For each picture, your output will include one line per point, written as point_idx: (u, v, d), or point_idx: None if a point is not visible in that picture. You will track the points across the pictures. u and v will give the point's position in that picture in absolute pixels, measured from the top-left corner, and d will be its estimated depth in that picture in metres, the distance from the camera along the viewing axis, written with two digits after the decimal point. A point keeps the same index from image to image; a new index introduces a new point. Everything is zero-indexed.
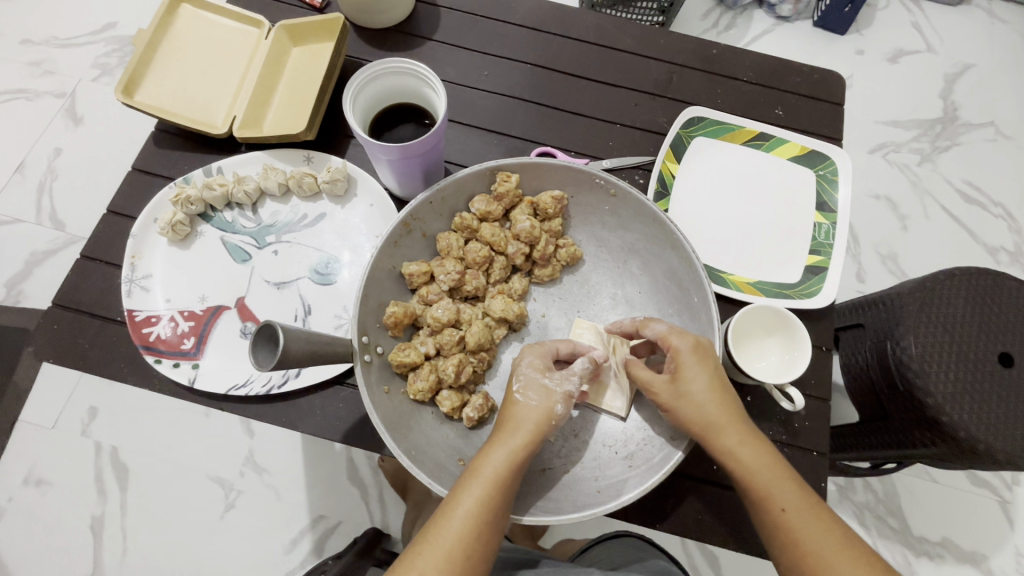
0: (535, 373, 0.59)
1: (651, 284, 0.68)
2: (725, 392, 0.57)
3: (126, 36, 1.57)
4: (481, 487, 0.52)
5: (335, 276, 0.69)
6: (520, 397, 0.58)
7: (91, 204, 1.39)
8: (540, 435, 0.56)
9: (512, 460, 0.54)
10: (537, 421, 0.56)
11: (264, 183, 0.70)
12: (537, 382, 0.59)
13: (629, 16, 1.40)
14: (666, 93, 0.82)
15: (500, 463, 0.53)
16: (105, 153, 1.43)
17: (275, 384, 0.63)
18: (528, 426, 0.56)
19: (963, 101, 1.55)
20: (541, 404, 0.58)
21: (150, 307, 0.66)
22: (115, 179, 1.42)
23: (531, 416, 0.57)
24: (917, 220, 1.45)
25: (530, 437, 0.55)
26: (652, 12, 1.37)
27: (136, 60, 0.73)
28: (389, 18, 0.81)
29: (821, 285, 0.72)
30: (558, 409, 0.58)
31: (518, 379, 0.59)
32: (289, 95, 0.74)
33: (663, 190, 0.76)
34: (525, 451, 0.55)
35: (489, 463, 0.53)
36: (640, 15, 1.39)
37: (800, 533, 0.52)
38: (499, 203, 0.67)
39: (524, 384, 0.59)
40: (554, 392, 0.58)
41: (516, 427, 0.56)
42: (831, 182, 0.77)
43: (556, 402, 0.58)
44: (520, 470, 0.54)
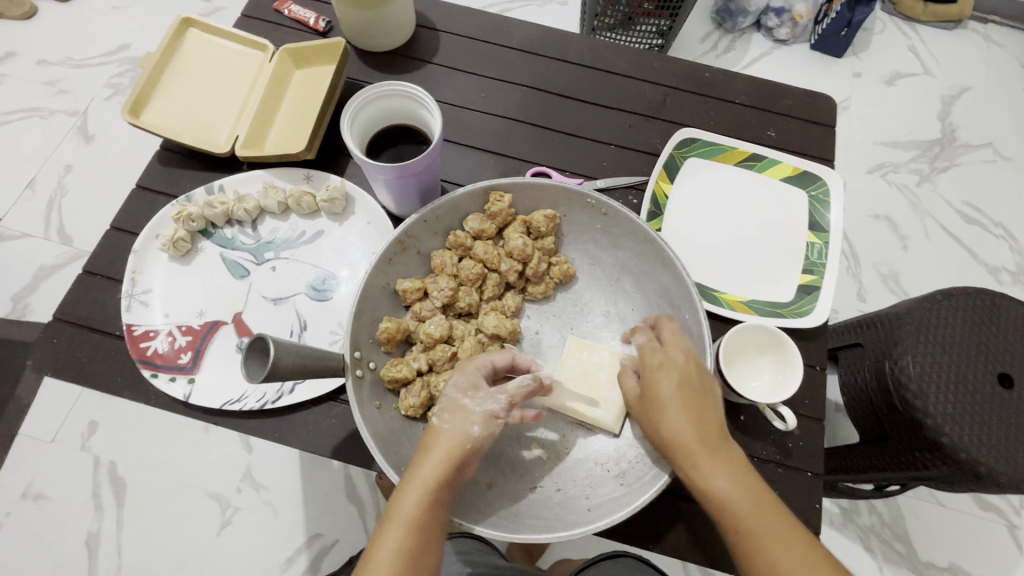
0: (457, 396, 0.56)
1: (644, 302, 0.68)
2: (705, 407, 0.55)
3: (138, 57, 1.62)
4: (399, 531, 0.49)
5: (331, 292, 0.70)
6: (436, 423, 0.55)
7: (100, 220, 1.42)
8: (453, 467, 0.52)
9: (425, 497, 0.50)
10: (449, 448, 0.53)
11: (264, 201, 0.72)
12: (456, 405, 0.55)
13: (629, 39, 1.57)
14: (660, 114, 0.84)
15: (412, 504, 0.50)
16: (117, 171, 1.47)
17: (269, 399, 0.64)
18: (443, 456, 0.52)
19: (961, 122, 1.57)
20: (456, 428, 0.54)
21: (149, 322, 0.67)
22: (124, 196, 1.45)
23: (447, 446, 0.53)
24: (918, 240, 1.46)
25: (441, 470, 0.51)
26: (651, 37, 1.55)
27: (143, 82, 0.75)
28: (389, 42, 0.84)
29: (814, 304, 0.72)
30: (474, 431, 0.54)
31: (439, 403, 0.56)
32: (291, 116, 0.77)
33: (656, 210, 0.77)
34: (437, 484, 0.51)
35: (402, 504, 0.50)
36: (640, 38, 1.57)
37: (775, 558, 0.50)
38: (493, 221, 0.68)
39: (442, 409, 0.56)
40: (471, 412, 0.55)
41: (427, 458, 0.52)
42: (823, 203, 0.78)
43: (472, 424, 0.54)
44: (436, 505, 0.50)
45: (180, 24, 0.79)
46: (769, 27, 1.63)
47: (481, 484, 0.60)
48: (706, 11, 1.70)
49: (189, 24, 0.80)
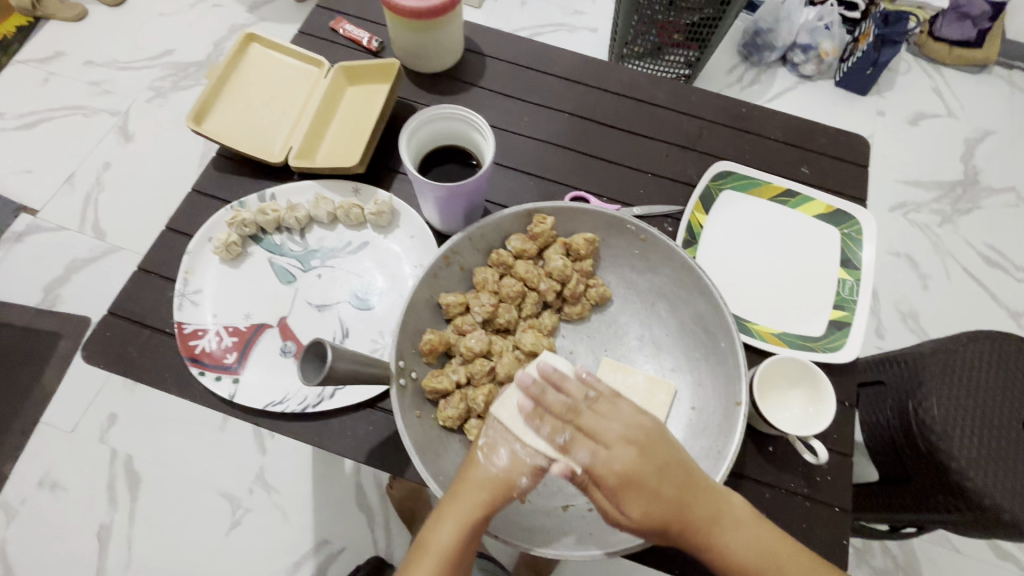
0: (503, 436, 0.58)
1: (678, 328, 0.69)
2: (653, 448, 0.54)
3: (181, 62, 1.68)
4: (432, 563, 0.53)
5: (374, 302, 0.73)
6: (479, 459, 0.57)
7: (134, 217, 1.47)
8: (491, 507, 0.54)
9: (461, 536, 0.53)
10: (489, 488, 0.55)
11: (314, 211, 0.75)
12: (503, 448, 0.57)
13: (657, 68, 1.61)
14: (696, 146, 0.86)
15: (447, 540, 0.53)
16: (154, 171, 1.52)
17: (310, 403, 0.65)
18: (482, 497, 0.54)
19: (983, 165, 1.58)
20: (502, 470, 0.56)
21: (198, 321, 0.69)
22: (159, 195, 1.49)
23: (488, 488, 0.55)
24: (938, 280, 1.46)
25: (477, 513, 0.54)
26: (680, 66, 1.59)
27: (207, 91, 0.79)
28: (438, 64, 0.88)
29: (844, 340, 0.73)
30: (523, 481, 0.56)
31: (484, 439, 0.58)
32: (343, 130, 0.80)
33: (691, 239, 0.79)
34: (473, 526, 0.53)
35: (436, 538, 0.53)
36: (668, 68, 1.61)
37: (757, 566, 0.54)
38: (534, 241, 0.69)
39: (488, 445, 0.58)
40: (521, 462, 0.56)
41: (462, 496, 0.55)
42: (855, 241, 0.79)
43: (519, 473, 0.56)
44: (469, 542, 0.54)
45: (243, 40, 0.83)
46: (795, 63, 1.67)
47: (515, 499, 0.62)
48: (732, 44, 1.73)
49: (252, 39, 0.84)
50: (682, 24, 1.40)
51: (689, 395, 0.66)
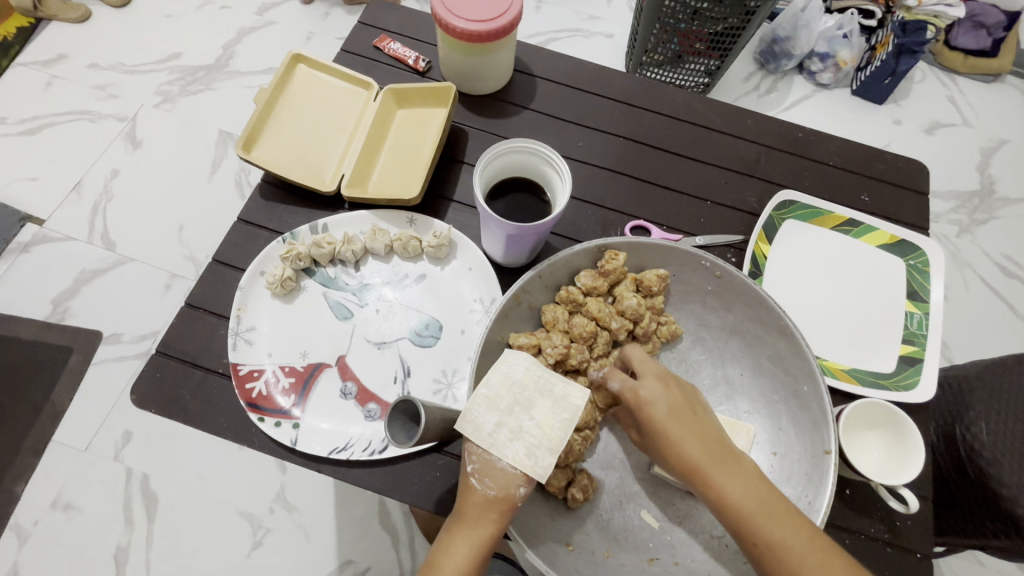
0: (490, 455, 0.52)
1: (753, 368, 0.67)
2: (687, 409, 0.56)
3: (188, 65, 1.63)
4: None
5: (434, 338, 0.70)
6: (474, 485, 0.52)
7: (144, 226, 1.42)
8: (502, 524, 0.52)
9: (473, 555, 0.50)
10: (494, 509, 0.51)
11: (370, 243, 0.72)
12: (494, 469, 0.52)
13: (677, 76, 1.58)
14: (754, 172, 0.84)
15: (461, 560, 0.50)
16: (164, 178, 1.47)
17: (376, 449, 0.63)
18: (489, 520, 0.51)
19: (999, 174, 1.58)
20: (499, 488, 0.51)
21: (253, 361, 0.66)
22: (169, 203, 1.45)
23: (491, 510, 0.51)
24: (956, 291, 1.46)
25: (489, 531, 0.51)
26: (699, 75, 1.55)
27: (254, 116, 0.75)
28: (487, 86, 0.85)
29: (918, 377, 0.71)
30: (521, 492, 0.51)
31: (471, 460, 0.53)
32: (395, 157, 0.78)
33: (757, 270, 0.77)
34: (488, 541, 0.51)
35: (450, 561, 0.50)
36: (688, 76, 1.57)
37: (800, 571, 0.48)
38: (605, 278, 0.67)
39: (479, 468, 0.52)
40: (512, 476, 0.51)
41: (470, 519, 0.52)
42: (922, 273, 0.78)
43: (515, 487, 0.51)
44: (486, 558, 0.51)
45: (290, 61, 0.80)
46: (812, 71, 1.65)
47: (599, 553, 0.57)
48: (750, 52, 1.71)
49: (298, 60, 0.80)
50: (705, 33, 1.37)
51: (766, 438, 0.65)
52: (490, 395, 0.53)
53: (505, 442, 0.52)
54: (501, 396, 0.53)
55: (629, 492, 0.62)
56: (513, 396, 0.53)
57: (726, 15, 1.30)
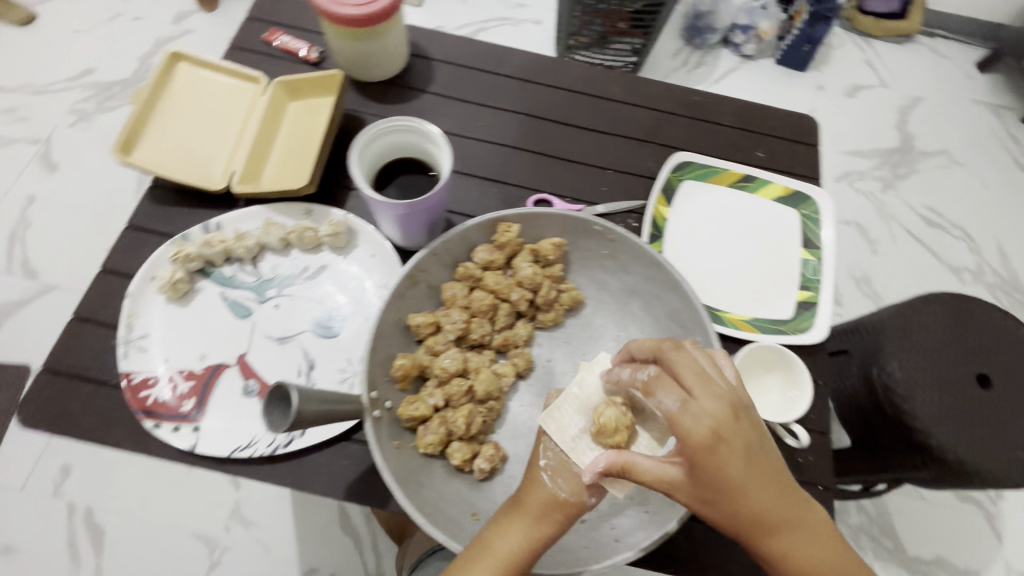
0: (568, 458, 0.57)
1: (654, 325, 0.69)
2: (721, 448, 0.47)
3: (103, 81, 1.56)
4: (491, 569, 0.49)
5: (338, 328, 0.69)
6: (545, 480, 0.54)
7: (71, 253, 1.35)
8: (558, 528, 0.52)
9: (529, 545, 0.50)
10: (558, 508, 0.52)
11: (265, 238, 0.70)
12: (569, 471, 0.55)
13: (605, 58, 1.54)
14: (654, 138, 0.85)
15: (513, 548, 0.50)
16: (84, 200, 1.40)
17: (281, 443, 0.62)
18: (551, 519, 0.52)
19: (917, 130, 1.64)
20: (570, 491, 0.53)
21: (147, 369, 0.64)
22: (96, 227, 1.39)
23: (558, 510, 0.52)
24: (886, 243, 1.52)
25: (547, 526, 0.51)
26: (627, 54, 1.52)
27: (132, 118, 0.72)
28: (383, 72, 0.84)
29: (813, 320, 0.74)
30: (590, 501, 0.54)
31: (548, 461, 0.56)
32: (289, 150, 0.75)
33: (657, 233, 0.79)
34: (541, 540, 0.51)
35: (501, 543, 0.50)
36: (616, 57, 1.54)
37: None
38: (501, 251, 0.67)
39: (552, 466, 0.56)
40: (587, 484, 0.54)
41: (526, 508, 0.52)
42: (815, 221, 0.81)
43: (588, 496, 0.53)
44: (532, 557, 0.50)
45: (169, 59, 0.77)
46: (737, 43, 1.68)
47: None
48: (676, 27, 1.72)
49: (178, 58, 0.78)
50: (627, 12, 1.36)
51: None
52: (581, 397, 0.62)
53: (585, 448, 0.59)
54: (591, 400, 0.62)
55: None
56: (598, 402, 0.62)
57: None
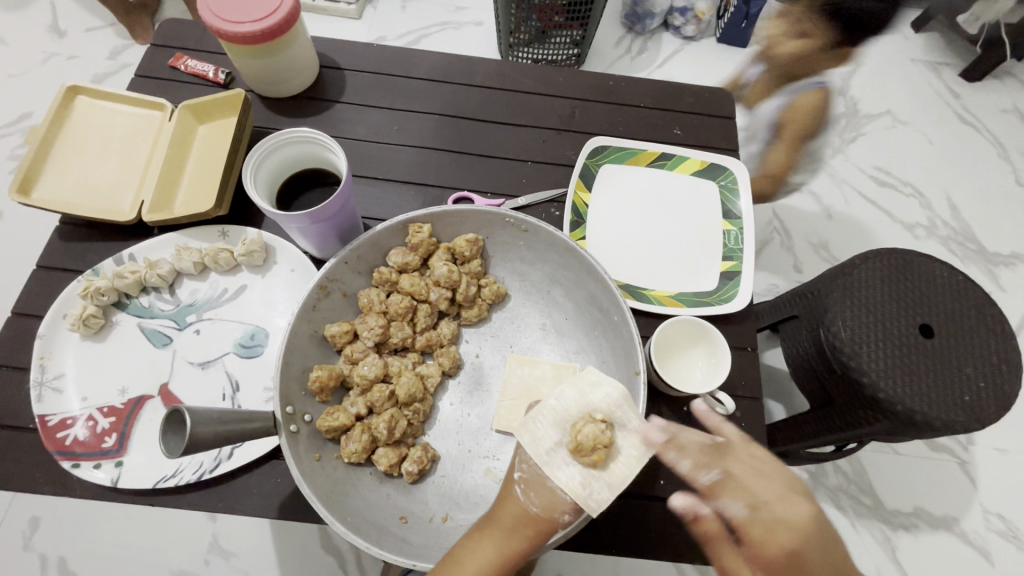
0: (543, 475, 0.54)
1: (575, 309, 0.69)
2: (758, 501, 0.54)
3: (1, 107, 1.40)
4: None
5: (261, 346, 0.68)
6: (517, 494, 0.54)
7: None
8: (531, 544, 0.51)
9: (499, 560, 0.50)
10: (528, 523, 0.52)
11: (178, 264, 0.69)
12: (542, 486, 0.53)
13: (546, 53, 1.47)
14: (570, 126, 0.86)
15: (484, 562, 0.50)
16: None
17: (206, 469, 0.61)
18: (522, 533, 0.52)
19: (860, 95, 1.56)
20: (541, 507, 0.53)
21: (64, 409, 0.63)
22: None
23: (528, 525, 0.52)
24: (839, 208, 1.43)
25: (519, 541, 0.51)
26: (567, 46, 1.46)
27: (29, 158, 0.71)
28: (293, 86, 0.84)
29: (737, 289, 0.75)
30: (564, 518, 0.52)
31: (520, 472, 0.55)
32: (198, 172, 0.74)
33: (578, 219, 0.79)
34: (513, 556, 0.51)
35: (473, 558, 0.50)
36: (556, 51, 1.47)
37: None
38: (415, 253, 0.67)
39: (526, 479, 0.55)
40: (561, 500, 0.53)
41: (498, 521, 0.53)
42: (732, 191, 0.82)
43: (561, 511, 0.52)
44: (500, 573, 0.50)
45: (67, 94, 0.76)
46: (677, 26, 1.61)
47: (436, 518, 0.59)
48: (615, 15, 1.65)
49: (77, 92, 0.77)
50: (560, 4, 1.27)
51: (596, 374, 0.66)
52: (558, 410, 0.56)
53: (560, 463, 0.54)
54: (570, 412, 0.56)
55: (469, 453, 0.64)
56: (577, 416, 0.56)
57: None
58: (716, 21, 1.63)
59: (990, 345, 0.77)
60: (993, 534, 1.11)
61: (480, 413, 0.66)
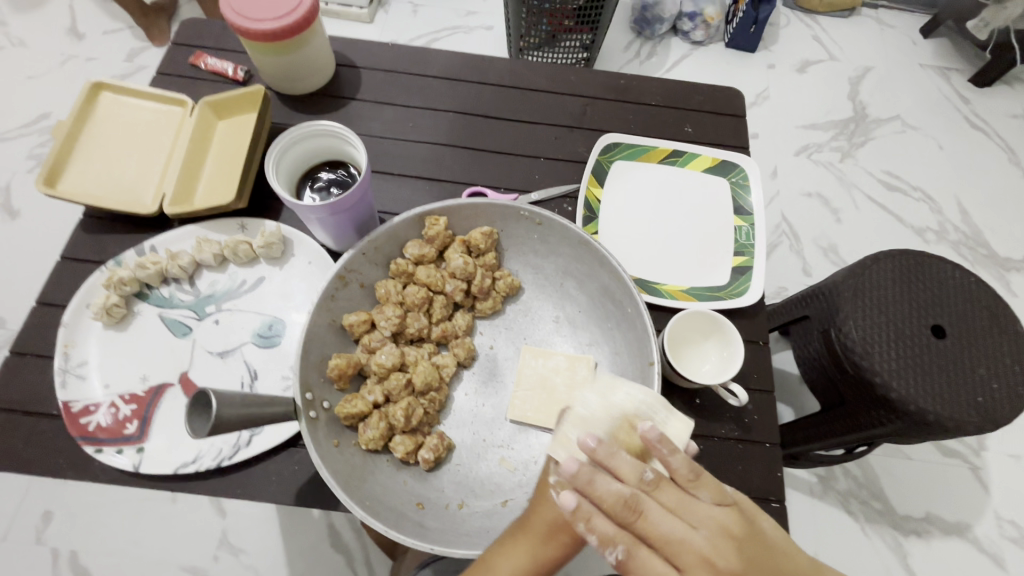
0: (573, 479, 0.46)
1: (589, 302, 0.70)
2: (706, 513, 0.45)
3: (18, 107, 1.43)
4: None
5: (279, 336, 0.69)
6: (555, 498, 0.47)
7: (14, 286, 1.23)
8: (569, 545, 0.49)
9: (532, 566, 0.49)
10: (565, 528, 0.48)
11: (198, 255, 0.71)
12: (577, 489, 0.46)
13: (555, 57, 1.49)
14: (582, 124, 0.87)
15: (516, 567, 0.48)
16: None
17: (225, 455, 0.62)
18: (558, 537, 0.49)
19: (869, 99, 1.56)
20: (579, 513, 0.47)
21: (87, 396, 0.64)
22: (20, 261, 1.25)
23: (563, 531, 0.48)
24: (848, 212, 1.43)
25: (555, 544, 0.49)
26: (576, 51, 1.47)
27: (55, 152, 0.73)
28: (310, 83, 0.85)
29: (749, 284, 0.75)
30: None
31: (556, 473, 0.47)
32: (218, 166, 0.76)
33: (591, 215, 0.80)
34: (550, 559, 0.49)
35: (506, 563, 0.49)
36: (566, 55, 1.49)
37: None
38: (431, 245, 0.68)
39: (563, 481, 0.47)
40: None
41: (534, 524, 0.49)
42: (744, 187, 0.82)
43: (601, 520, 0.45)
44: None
45: (92, 90, 0.78)
46: (685, 31, 1.62)
47: (452, 505, 0.60)
48: (624, 20, 1.66)
49: (101, 88, 0.79)
50: (570, 9, 1.29)
51: (609, 366, 0.67)
52: (585, 417, 0.50)
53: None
54: (600, 411, 0.50)
55: (484, 442, 0.64)
56: (609, 422, 0.50)
57: None
58: (724, 26, 1.64)
59: (1004, 345, 0.77)
60: (1006, 540, 1.10)
61: (494, 404, 0.67)
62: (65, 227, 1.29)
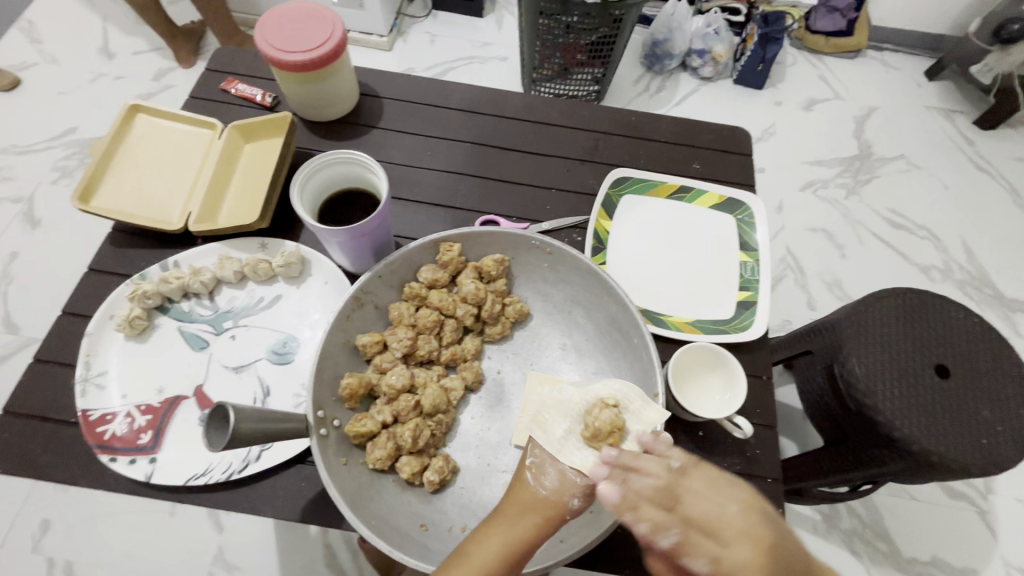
0: (548, 456, 0.56)
1: (596, 331, 0.71)
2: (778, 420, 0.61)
3: (47, 121, 1.48)
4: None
5: (293, 354, 0.71)
6: (529, 479, 0.54)
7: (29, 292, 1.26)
8: (543, 529, 0.51)
9: (507, 551, 0.49)
10: (541, 509, 0.52)
11: (220, 272, 0.73)
12: (554, 471, 0.54)
13: (568, 89, 1.53)
14: (594, 158, 0.90)
15: (494, 552, 0.49)
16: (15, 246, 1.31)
17: (235, 469, 0.63)
18: (530, 517, 0.52)
19: (874, 138, 1.60)
20: (553, 492, 0.53)
21: (105, 405, 0.66)
22: (38, 270, 1.28)
23: (536, 511, 0.52)
24: (853, 248, 1.45)
25: (529, 528, 0.51)
26: (588, 83, 1.51)
27: (91, 169, 0.77)
28: (334, 111, 0.89)
29: (753, 318, 0.77)
30: (574, 504, 0.53)
31: (532, 458, 0.56)
32: (242, 188, 0.79)
33: (600, 245, 0.83)
34: (525, 544, 0.50)
35: (483, 548, 0.49)
36: (578, 87, 1.53)
37: None
38: (444, 270, 0.70)
39: (537, 464, 0.56)
40: (572, 483, 0.54)
41: (509, 510, 0.52)
42: (749, 224, 0.85)
43: (571, 496, 0.53)
44: (512, 566, 0.49)
45: (129, 112, 0.82)
46: (694, 67, 1.67)
47: (456, 528, 0.61)
48: (635, 55, 1.72)
49: (137, 110, 0.83)
50: (583, 44, 1.34)
51: None
52: (561, 401, 0.61)
53: (574, 449, 0.57)
54: (577, 404, 0.60)
55: (489, 466, 0.65)
56: (586, 405, 0.60)
57: (597, 26, 1.27)
58: (733, 63, 1.69)
59: (1007, 385, 0.78)
60: None
61: (501, 429, 0.68)
62: (84, 238, 1.33)
